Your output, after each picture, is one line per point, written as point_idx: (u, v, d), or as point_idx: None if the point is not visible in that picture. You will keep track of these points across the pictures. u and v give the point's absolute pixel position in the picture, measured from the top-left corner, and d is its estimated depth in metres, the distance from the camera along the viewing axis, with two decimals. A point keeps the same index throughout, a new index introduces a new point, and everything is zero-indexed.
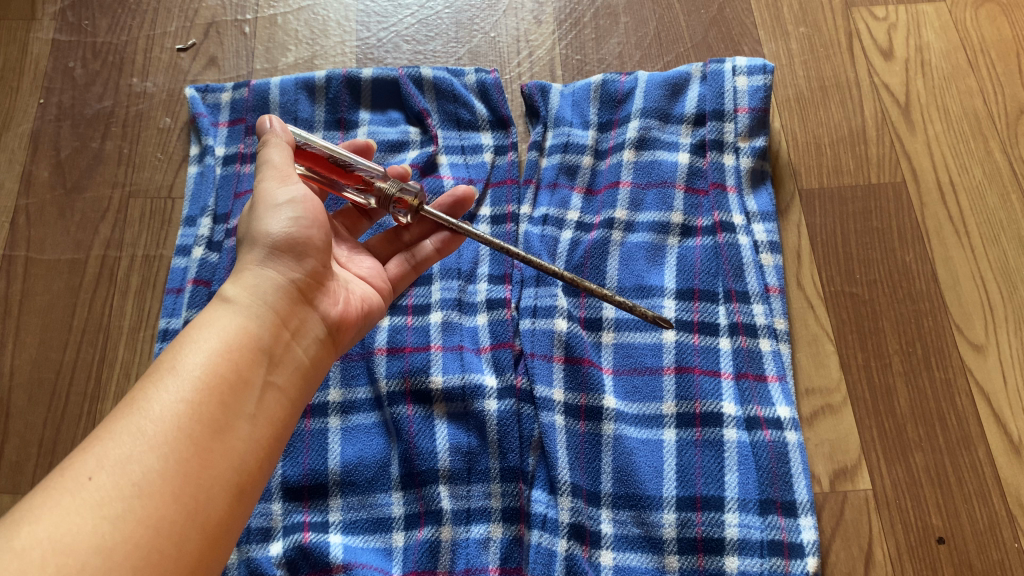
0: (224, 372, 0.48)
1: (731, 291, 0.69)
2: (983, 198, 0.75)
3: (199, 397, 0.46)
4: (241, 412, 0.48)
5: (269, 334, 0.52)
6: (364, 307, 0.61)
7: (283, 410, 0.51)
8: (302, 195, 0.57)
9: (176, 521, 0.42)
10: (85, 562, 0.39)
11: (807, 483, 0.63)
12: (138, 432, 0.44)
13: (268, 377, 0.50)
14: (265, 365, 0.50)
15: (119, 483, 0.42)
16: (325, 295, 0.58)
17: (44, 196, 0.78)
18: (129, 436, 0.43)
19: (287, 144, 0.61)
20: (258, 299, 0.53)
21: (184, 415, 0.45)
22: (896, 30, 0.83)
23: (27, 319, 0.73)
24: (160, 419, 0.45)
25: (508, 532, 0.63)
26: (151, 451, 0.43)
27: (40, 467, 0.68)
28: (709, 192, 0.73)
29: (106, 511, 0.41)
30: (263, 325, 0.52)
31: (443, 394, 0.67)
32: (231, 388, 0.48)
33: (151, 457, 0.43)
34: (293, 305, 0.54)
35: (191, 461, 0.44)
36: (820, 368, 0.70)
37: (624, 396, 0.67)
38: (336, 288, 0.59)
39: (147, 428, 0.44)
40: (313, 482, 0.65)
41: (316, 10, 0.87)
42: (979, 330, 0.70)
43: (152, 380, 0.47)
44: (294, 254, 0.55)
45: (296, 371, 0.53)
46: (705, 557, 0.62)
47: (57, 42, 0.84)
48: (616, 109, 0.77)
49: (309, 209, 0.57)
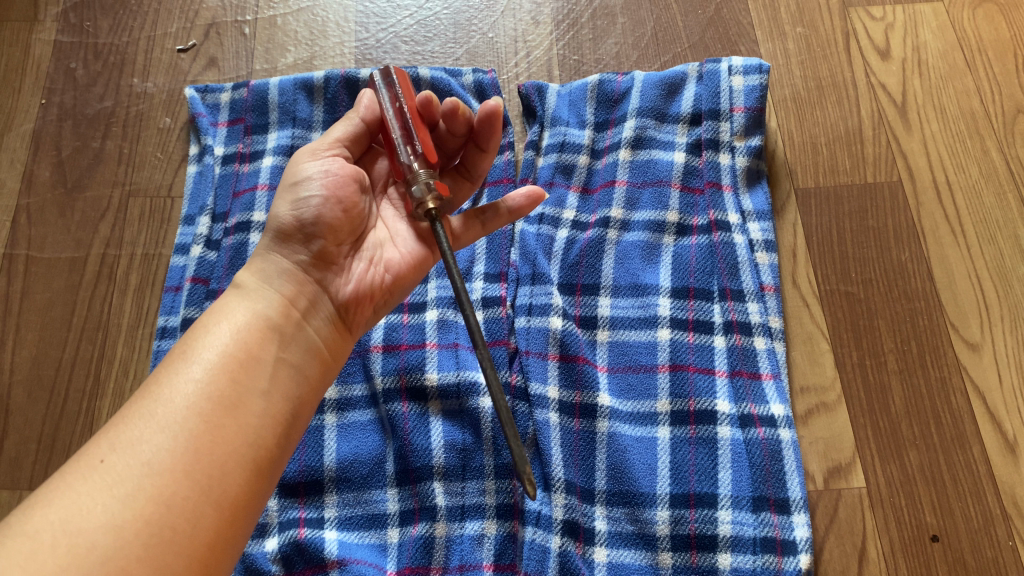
0: (234, 354, 0.49)
1: (726, 289, 0.70)
2: (979, 197, 0.75)
3: (210, 377, 0.48)
4: (254, 389, 0.49)
5: (277, 313, 0.53)
6: (386, 280, 0.58)
7: (300, 387, 0.52)
8: (324, 171, 0.57)
9: (188, 497, 0.43)
10: (95, 541, 0.40)
11: (800, 480, 0.63)
12: (150, 417, 0.45)
13: (281, 353, 0.52)
14: (276, 343, 0.52)
15: (130, 463, 0.43)
16: (337, 274, 0.57)
17: (45, 195, 0.79)
18: (140, 420, 0.45)
19: (363, 125, 0.61)
20: (266, 284, 0.54)
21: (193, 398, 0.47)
22: (894, 30, 0.83)
23: (27, 318, 0.74)
24: (171, 402, 0.46)
25: (502, 529, 0.64)
26: (162, 432, 0.45)
27: (39, 463, 0.68)
28: (704, 190, 0.73)
29: (116, 492, 0.42)
30: (270, 305, 0.53)
31: (437, 391, 0.67)
32: (242, 366, 0.49)
33: (162, 437, 0.45)
34: (301, 288, 0.55)
35: (202, 437, 0.45)
36: (814, 365, 0.70)
37: (618, 394, 0.67)
38: (352, 264, 0.58)
39: (157, 412, 0.45)
40: (309, 479, 0.65)
41: (316, 11, 0.87)
42: (974, 329, 0.70)
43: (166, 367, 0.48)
44: (300, 238, 0.55)
45: (309, 350, 0.54)
46: (698, 554, 0.62)
47: (59, 43, 0.85)
48: (612, 109, 0.78)
49: (325, 185, 0.56)
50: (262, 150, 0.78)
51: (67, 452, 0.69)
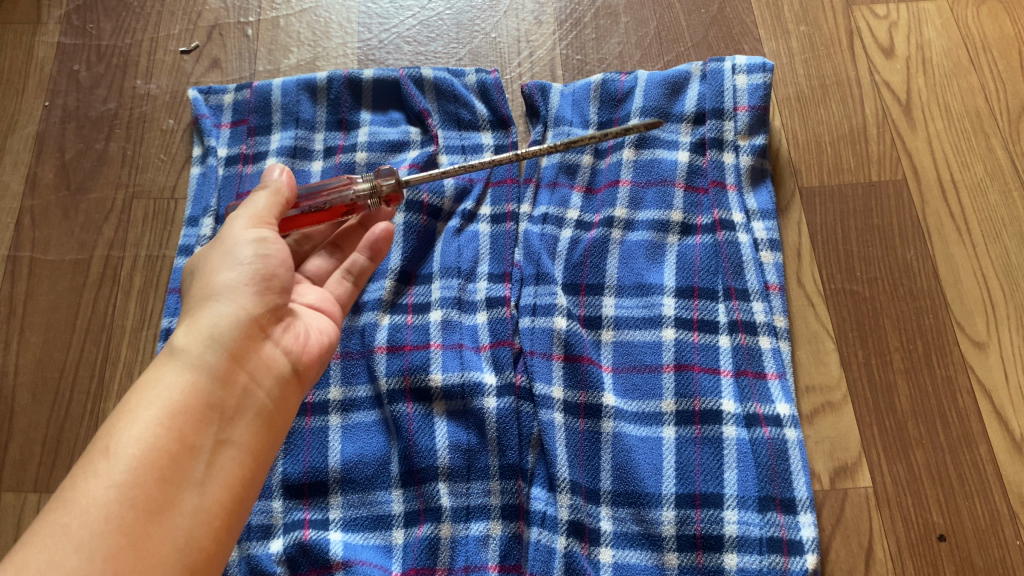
0: (166, 444, 0.47)
1: (731, 289, 0.69)
2: (985, 196, 0.75)
3: (135, 477, 0.45)
4: (187, 482, 0.47)
5: (220, 388, 0.50)
6: (324, 342, 0.58)
7: (243, 467, 0.50)
8: (271, 235, 0.56)
9: None
10: None
11: (806, 480, 0.63)
12: (62, 531, 0.42)
13: (221, 435, 0.50)
14: (215, 425, 0.49)
15: None
16: (282, 328, 0.55)
17: (49, 197, 0.79)
18: (52, 535, 0.42)
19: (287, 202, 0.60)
20: (212, 346, 0.51)
21: (134, 477, 0.45)
22: (898, 28, 0.83)
23: (31, 320, 0.74)
24: (88, 509, 0.43)
25: (508, 530, 0.63)
26: (77, 551, 0.42)
27: (44, 465, 0.68)
28: (709, 190, 0.73)
29: None
30: (215, 375, 0.50)
31: (442, 391, 0.67)
32: (174, 459, 0.47)
33: (76, 555, 0.42)
34: (250, 342, 0.52)
35: (124, 551, 0.43)
36: (820, 365, 0.70)
37: (623, 394, 0.67)
38: (294, 322, 0.57)
39: (71, 525, 0.43)
40: (314, 479, 0.65)
41: (318, 12, 0.87)
42: (980, 328, 0.70)
43: (85, 464, 0.45)
44: (257, 285, 0.54)
45: (255, 421, 0.52)
46: (704, 555, 0.62)
47: (63, 45, 0.85)
48: (616, 108, 0.77)
49: (278, 245, 0.56)
50: (266, 150, 0.78)
51: (72, 453, 0.69)
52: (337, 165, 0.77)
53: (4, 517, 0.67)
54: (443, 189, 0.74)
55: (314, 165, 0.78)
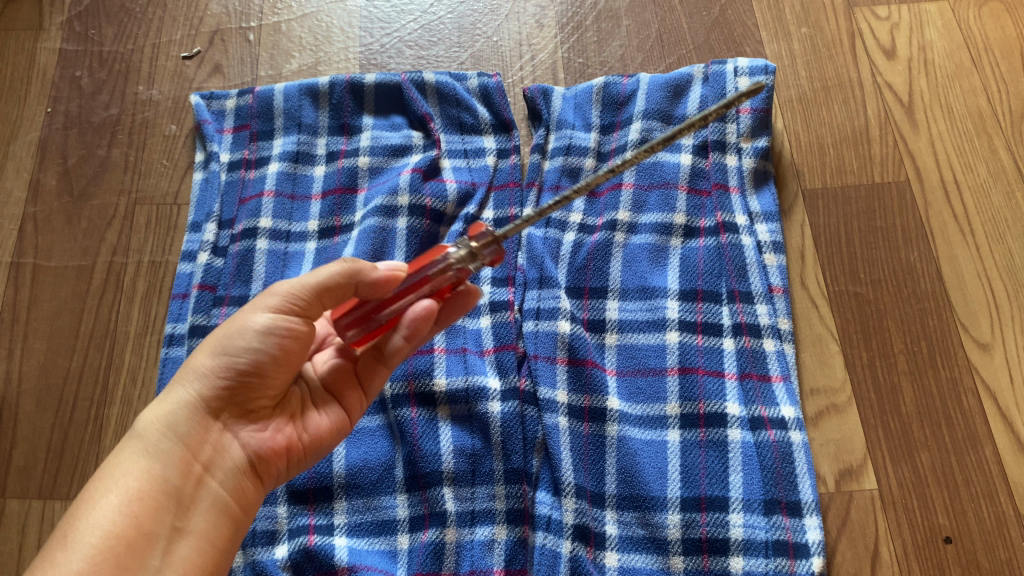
0: (122, 532, 0.50)
1: (734, 291, 0.69)
2: (988, 197, 0.75)
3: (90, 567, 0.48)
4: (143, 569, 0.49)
5: (176, 474, 0.53)
6: (298, 439, 0.57)
7: (204, 554, 0.52)
8: (286, 321, 0.53)
9: None
10: None
11: (812, 482, 0.63)
12: None
13: (177, 523, 0.52)
14: (171, 513, 0.52)
15: None
16: (253, 423, 0.55)
17: (51, 204, 0.79)
18: None
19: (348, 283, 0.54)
20: (170, 434, 0.53)
21: (89, 567, 0.48)
22: (899, 30, 0.83)
23: (35, 326, 0.74)
24: None
25: (513, 534, 0.64)
26: None
27: (48, 472, 0.68)
28: (712, 192, 0.73)
29: None
30: (171, 464, 0.53)
31: (446, 396, 0.67)
32: (129, 548, 0.49)
33: None
34: (205, 435, 0.54)
35: None
36: (824, 367, 0.70)
37: (628, 397, 0.67)
38: (273, 416, 0.56)
39: None
40: (318, 485, 0.65)
41: (320, 16, 0.87)
42: (984, 329, 0.70)
43: (45, 555, 0.48)
44: (229, 378, 0.54)
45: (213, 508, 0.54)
46: (710, 558, 0.62)
47: (64, 52, 0.85)
48: (618, 112, 0.77)
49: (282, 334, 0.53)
50: (268, 156, 0.78)
51: (77, 460, 0.69)
52: (340, 170, 0.77)
53: (9, 524, 0.67)
54: (446, 193, 0.74)
55: (317, 170, 0.77)
